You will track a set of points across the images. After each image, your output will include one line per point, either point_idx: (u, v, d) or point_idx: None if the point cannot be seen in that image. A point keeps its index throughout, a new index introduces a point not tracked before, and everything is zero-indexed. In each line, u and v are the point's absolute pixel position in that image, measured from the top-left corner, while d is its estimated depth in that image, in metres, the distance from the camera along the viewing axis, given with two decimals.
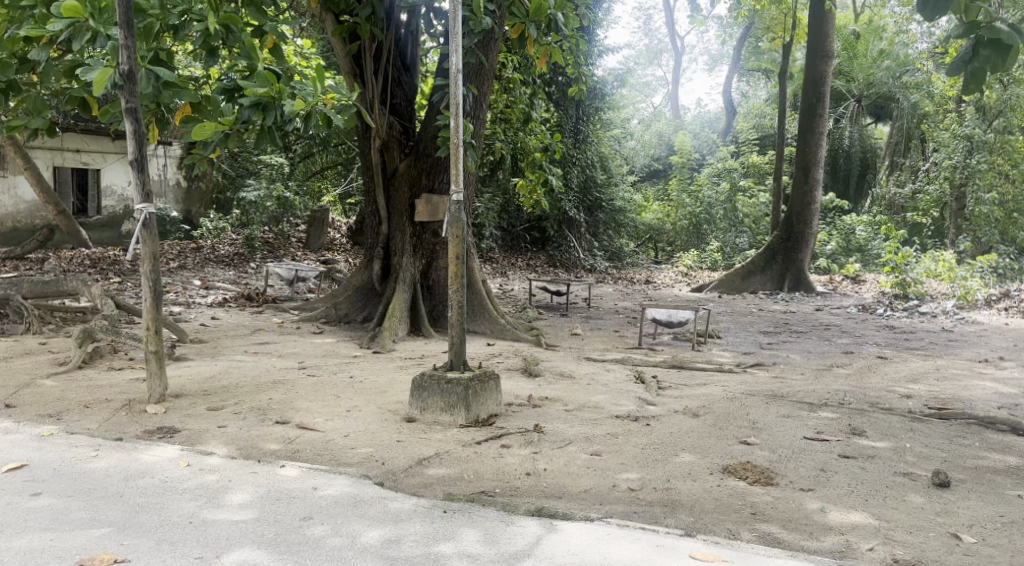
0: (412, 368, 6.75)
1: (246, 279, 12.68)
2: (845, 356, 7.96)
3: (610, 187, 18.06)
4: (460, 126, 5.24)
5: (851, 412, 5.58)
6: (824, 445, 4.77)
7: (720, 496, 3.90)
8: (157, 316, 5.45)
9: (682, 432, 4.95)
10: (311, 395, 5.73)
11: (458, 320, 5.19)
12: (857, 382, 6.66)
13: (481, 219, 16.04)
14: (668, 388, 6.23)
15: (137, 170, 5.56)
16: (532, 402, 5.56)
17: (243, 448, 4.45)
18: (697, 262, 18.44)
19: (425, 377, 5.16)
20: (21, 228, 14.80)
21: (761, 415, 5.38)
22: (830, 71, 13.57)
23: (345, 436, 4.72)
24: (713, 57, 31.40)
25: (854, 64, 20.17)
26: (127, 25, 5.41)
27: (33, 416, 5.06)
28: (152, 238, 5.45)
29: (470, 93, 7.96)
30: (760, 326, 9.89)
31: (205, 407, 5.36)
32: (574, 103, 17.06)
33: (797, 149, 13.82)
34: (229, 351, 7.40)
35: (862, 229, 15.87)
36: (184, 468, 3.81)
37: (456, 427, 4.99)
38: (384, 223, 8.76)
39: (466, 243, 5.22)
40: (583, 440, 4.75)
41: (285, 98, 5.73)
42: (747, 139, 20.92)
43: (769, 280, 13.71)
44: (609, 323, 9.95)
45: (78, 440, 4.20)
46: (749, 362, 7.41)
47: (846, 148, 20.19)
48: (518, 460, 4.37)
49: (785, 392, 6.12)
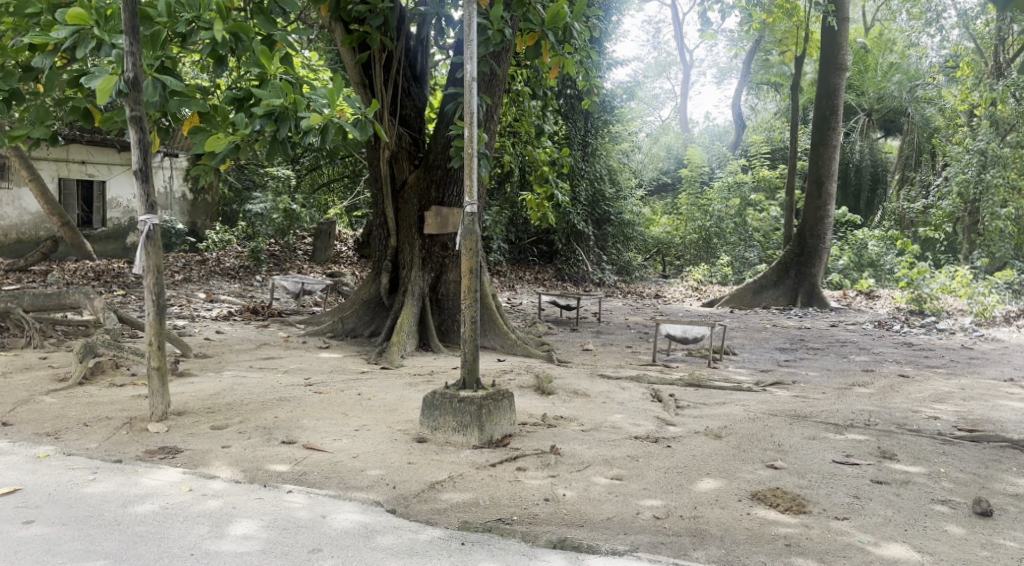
0: (421, 386, 6.54)
1: (252, 292, 12.54)
2: (865, 375, 7.74)
3: (619, 201, 17.87)
4: (475, 135, 5.08)
5: (879, 434, 5.37)
6: (855, 469, 4.58)
7: (750, 525, 3.70)
8: (160, 330, 5.27)
9: (705, 455, 4.76)
10: (318, 413, 5.54)
11: (471, 336, 5.00)
12: (882, 402, 6.43)
13: (489, 232, 15.76)
14: (686, 407, 6.03)
15: (142, 181, 5.41)
16: (547, 421, 5.36)
17: (249, 470, 4.26)
18: (707, 276, 18.26)
19: (437, 395, 4.97)
20: (25, 240, 14.67)
21: (787, 437, 5.18)
22: (844, 84, 13.39)
23: (353, 458, 4.53)
24: (722, 70, 31.33)
25: (864, 77, 19.98)
26: (132, 31, 5.28)
27: (30, 436, 4.87)
28: (156, 251, 5.28)
29: (483, 104, 7.83)
30: (775, 342, 9.69)
31: (208, 426, 5.17)
32: (582, 116, 16.94)
33: (810, 162, 13.64)
34: (233, 366, 7.22)
35: (875, 244, 15.57)
36: (186, 493, 3.61)
37: (469, 448, 4.79)
38: (393, 236, 8.63)
39: (480, 256, 5.04)
40: (603, 463, 4.55)
41: (298, 108, 5.64)
42: (758, 152, 20.76)
43: (781, 295, 13.48)
44: (621, 339, 9.74)
45: (75, 462, 4.01)
46: (769, 380, 7.19)
47: (856, 162, 20.07)
48: (536, 485, 4.17)
49: (808, 413, 5.91)
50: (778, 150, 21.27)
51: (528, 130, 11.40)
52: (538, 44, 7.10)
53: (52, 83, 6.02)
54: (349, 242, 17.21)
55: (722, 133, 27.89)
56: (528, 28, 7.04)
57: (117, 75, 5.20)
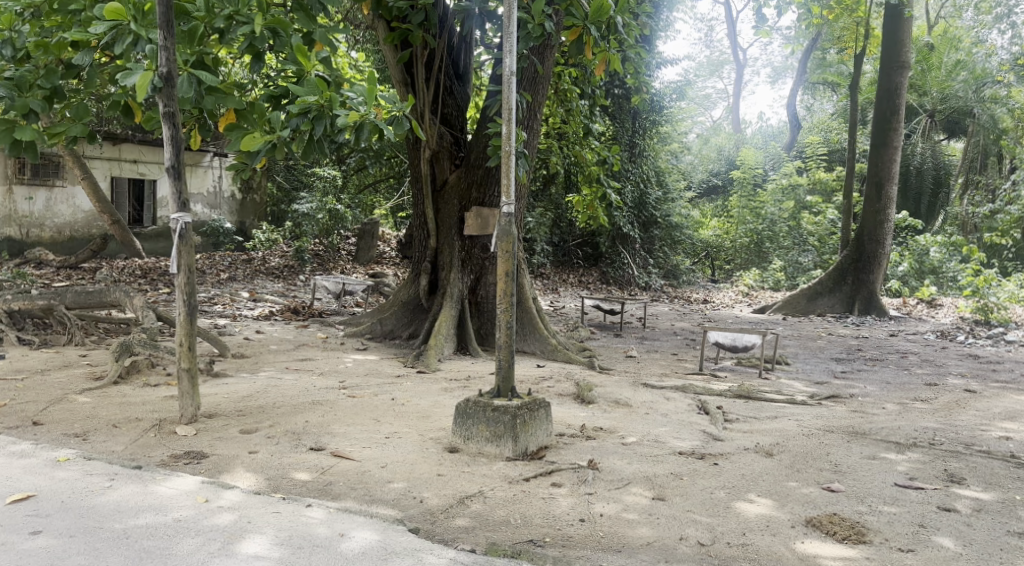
0: (457, 391, 6.33)
1: (294, 291, 12.53)
2: (928, 389, 7.26)
3: (665, 204, 17.55)
4: (513, 132, 4.84)
5: (945, 454, 5.00)
6: (921, 494, 4.24)
7: (804, 557, 3.42)
8: (190, 330, 5.14)
9: (756, 474, 4.46)
10: (349, 419, 5.37)
11: (506, 341, 4.78)
12: (947, 419, 6.00)
13: (532, 233, 15.61)
14: (735, 421, 5.69)
15: (174, 178, 5.28)
16: (586, 433, 5.10)
17: (272, 479, 4.10)
18: (758, 281, 17.74)
19: (471, 404, 4.75)
20: (77, 237, 14.94)
21: (844, 457, 4.86)
22: (907, 83, 12.83)
23: (381, 468, 4.33)
24: (777, 69, 30.65)
25: (927, 76, 19.47)
26: (167, 25, 5.17)
27: (57, 437, 4.79)
28: (188, 250, 5.16)
29: (526, 101, 7.60)
30: (831, 352, 9.25)
31: (237, 430, 5.03)
32: (630, 115, 16.57)
33: (868, 165, 13.09)
34: (269, 367, 7.10)
35: (937, 250, 14.97)
36: (201, 505, 3.45)
37: (502, 460, 4.55)
38: (432, 237, 8.44)
39: (516, 258, 4.80)
40: (643, 480, 4.27)
41: (335, 106, 5.49)
42: (815, 154, 20.14)
43: (837, 302, 12.97)
44: (667, 345, 9.42)
45: (93, 468, 3.87)
46: (824, 393, 6.80)
47: (917, 165, 19.22)
48: (572, 502, 3.92)
49: (867, 430, 5.54)
50: (835, 152, 20.62)
51: (576, 129, 11.22)
52: (580, 40, 6.83)
53: (92, 79, 5.91)
54: (393, 242, 17.11)
55: (776, 133, 27.19)
56: (571, 23, 6.76)
57: (150, 70, 5.07)
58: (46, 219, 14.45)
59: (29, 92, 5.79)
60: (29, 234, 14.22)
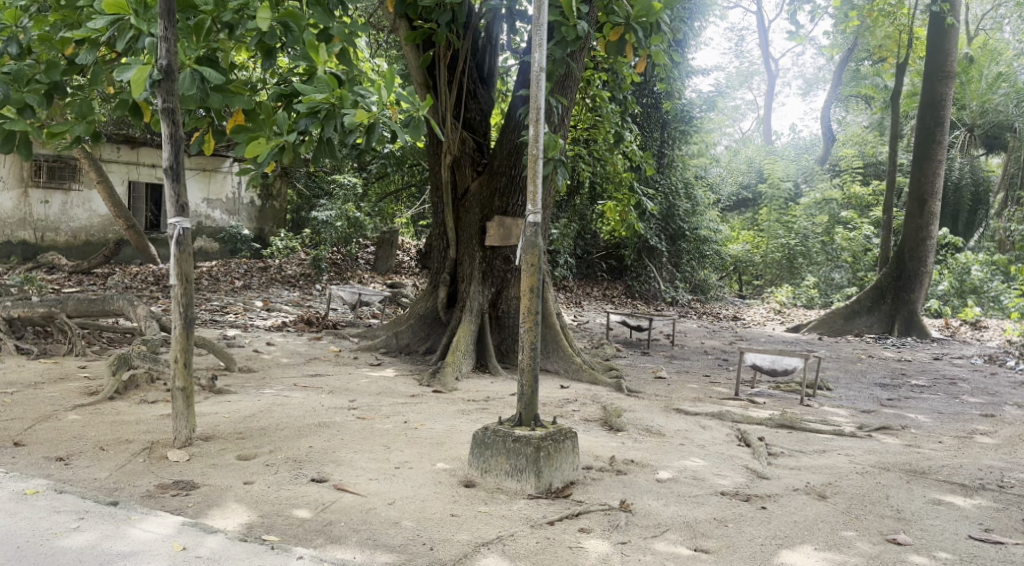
0: (474, 414, 5.87)
1: (309, 301, 12.14)
2: (986, 421, 6.67)
3: (694, 216, 16.86)
4: (541, 134, 4.40)
5: (1019, 500, 4.45)
6: (1001, 551, 3.71)
7: None
8: (187, 345, 4.71)
9: (810, 520, 3.95)
10: (356, 444, 4.93)
11: (529, 364, 4.31)
12: (1013, 457, 5.43)
13: (555, 244, 14.99)
14: (780, 455, 5.18)
15: (173, 180, 4.79)
16: (616, 466, 4.61)
17: (266, 516, 3.67)
18: (791, 298, 17.20)
19: (488, 432, 4.29)
20: (93, 242, 14.65)
21: (906, 500, 4.34)
22: (952, 92, 12.21)
23: (389, 505, 3.87)
24: (808, 81, 30.10)
25: (966, 90, 18.54)
26: (167, 15, 4.65)
27: (37, 461, 4.39)
28: (185, 258, 4.73)
29: (556, 105, 7.17)
30: (874, 376, 8.68)
31: (234, 455, 4.60)
32: (659, 124, 16.15)
33: (910, 179, 12.49)
34: (276, 383, 6.66)
35: (978, 269, 14.31)
36: (176, 554, 3.06)
37: (523, 498, 4.09)
38: (452, 247, 8.03)
39: (542, 272, 4.34)
40: (682, 527, 3.77)
41: (346, 105, 5.11)
42: (849, 167, 19.63)
43: (876, 322, 12.38)
44: (697, 366, 8.91)
45: (64, 502, 3.46)
46: (874, 424, 6.24)
47: (955, 181, 18.52)
48: (602, 553, 3.45)
49: (928, 468, 4.99)
50: (871, 166, 20.03)
51: (606, 134, 10.80)
52: (623, 38, 6.26)
53: (96, 76, 5.53)
54: (412, 250, 16.74)
55: (809, 146, 26.41)
56: (611, 20, 6.20)
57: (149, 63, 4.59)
58: (61, 223, 14.23)
59: (28, 86, 5.37)
60: (43, 238, 14.00)
